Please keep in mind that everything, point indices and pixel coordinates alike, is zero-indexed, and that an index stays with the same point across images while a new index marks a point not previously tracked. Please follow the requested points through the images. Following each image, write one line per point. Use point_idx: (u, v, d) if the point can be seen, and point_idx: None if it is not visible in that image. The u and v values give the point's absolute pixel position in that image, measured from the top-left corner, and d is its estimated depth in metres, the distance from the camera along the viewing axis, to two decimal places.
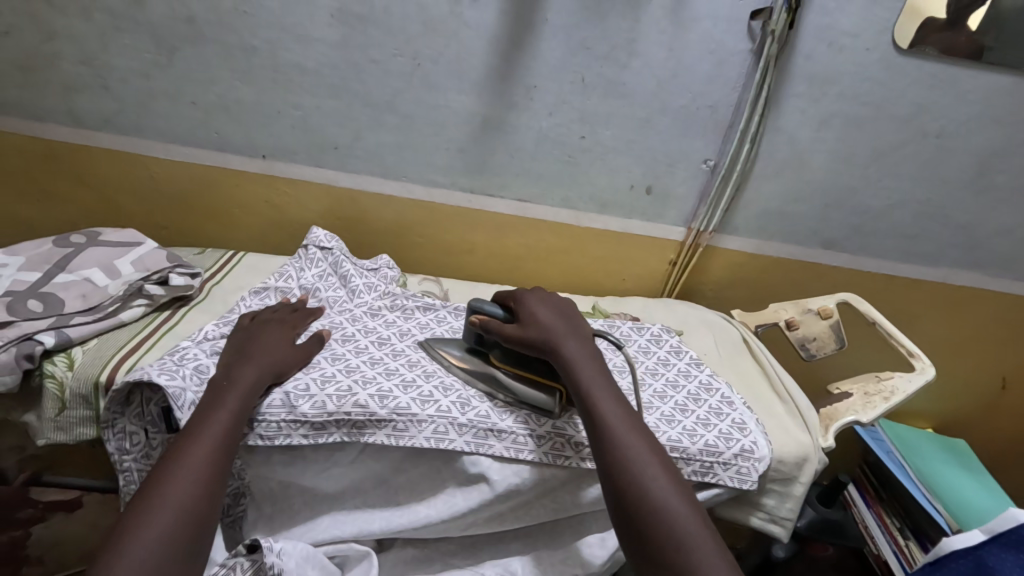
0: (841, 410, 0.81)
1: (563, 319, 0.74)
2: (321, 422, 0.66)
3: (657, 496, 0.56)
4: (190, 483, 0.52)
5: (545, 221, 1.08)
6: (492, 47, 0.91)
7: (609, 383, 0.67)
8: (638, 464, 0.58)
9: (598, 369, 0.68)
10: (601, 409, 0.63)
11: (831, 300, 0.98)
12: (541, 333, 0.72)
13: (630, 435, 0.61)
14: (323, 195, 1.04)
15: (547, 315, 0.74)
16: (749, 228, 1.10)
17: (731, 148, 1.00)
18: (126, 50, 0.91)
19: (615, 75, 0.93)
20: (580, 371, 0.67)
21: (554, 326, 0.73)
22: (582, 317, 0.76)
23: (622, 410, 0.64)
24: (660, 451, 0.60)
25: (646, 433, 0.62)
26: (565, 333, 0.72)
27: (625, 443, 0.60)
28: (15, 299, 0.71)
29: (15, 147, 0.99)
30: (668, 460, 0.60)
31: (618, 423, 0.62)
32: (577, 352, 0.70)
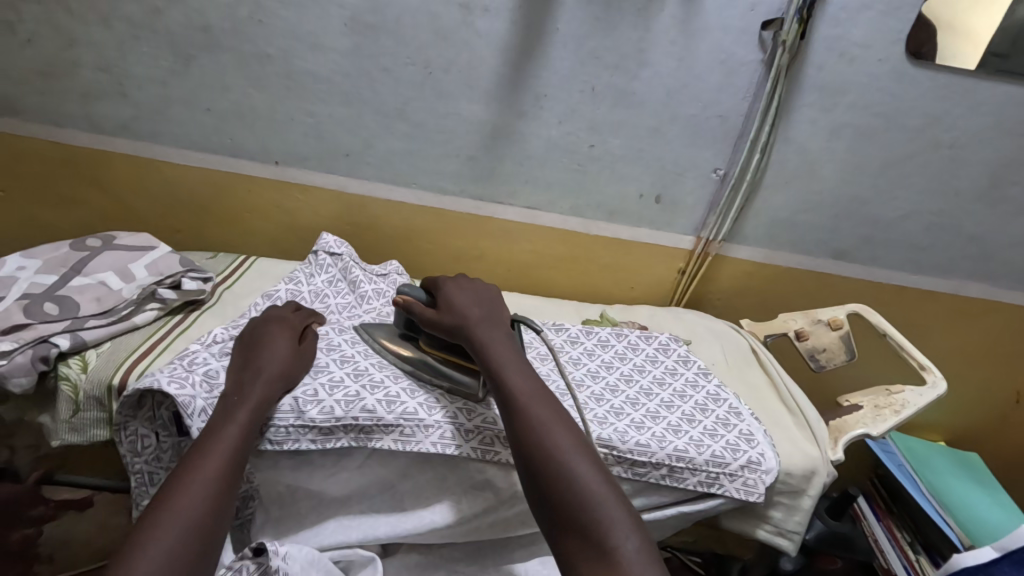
0: (850, 424, 0.80)
1: (480, 304, 0.75)
2: (329, 427, 0.67)
3: (560, 458, 0.56)
4: (199, 499, 0.52)
5: (554, 229, 1.08)
6: (503, 56, 0.91)
7: (519, 358, 0.68)
8: (541, 429, 0.59)
9: (508, 346, 0.69)
10: (508, 383, 0.64)
11: (840, 310, 0.97)
12: (454, 318, 0.72)
13: (535, 404, 0.61)
14: (334, 201, 1.05)
15: (460, 300, 0.75)
16: (759, 238, 1.10)
17: (741, 157, 1.00)
18: (145, 57, 0.93)
19: (625, 85, 0.94)
20: (490, 348, 0.68)
21: (468, 310, 0.73)
22: (499, 302, 0.77)
23: (530, 382, 0.64)
24: (566, 417, 0.61)
25: (554, 403, 0.63)
26: (479, 319, 0.73)
27: (536, 418, 0.60)
28: (31, 303, 0.72)
29: (34, 151, 1.01)
30: (575, 424, 0.61)
31: (524, 394, 0.63)
32: (489, 337, 0.70)
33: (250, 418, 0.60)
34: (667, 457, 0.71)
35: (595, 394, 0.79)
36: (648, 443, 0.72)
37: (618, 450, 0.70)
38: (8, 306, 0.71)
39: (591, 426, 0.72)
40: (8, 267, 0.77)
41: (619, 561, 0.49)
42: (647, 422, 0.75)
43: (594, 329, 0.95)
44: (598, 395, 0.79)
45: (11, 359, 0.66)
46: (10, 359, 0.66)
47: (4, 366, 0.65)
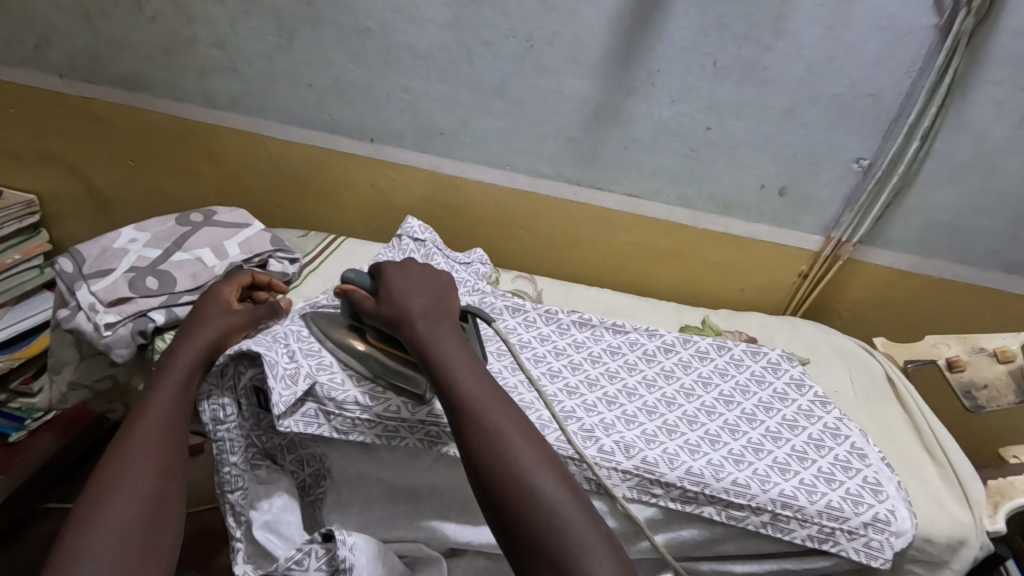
0: (1019, 488, 0.66)
1: (426, 292, 0.66)
2: (395, 425, 0.65)
3: (528, 478, 0.50)
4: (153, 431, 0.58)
5: (657, 219, 0.98)
6: (614, 27, 0.82)
7: (469, 354, 0.60)
8: (502, 444, 0.52)
9: (456, 339, 0.61)
10: (459, 387, 0.56)
11: (1014, 339, 0.79)
12: (396, 313, 0.64)
13: (493, 414, 0.54)
14: (427, 181, 1.02)
15: (403, 288, 0.66)
16: (907, 242, 0.92)
17: (894, 146, 0.83)
18: (253, 33, 0.94)
19: (755, 58, 0.80)
20: (439, 346, 0.60)
21: (411, 301, 0.64)
22: (448, 288, 0.68)
23: (485, 385, 0.57)
24: (530, 428, 0.55)
25: (509, 404, 0.57)
26: (421, 310, 0.64)
27: (487, 416, 0.54)
28: (136, 275, 0.77)
29: (157, 125, 1.07)
30: (539, 435, 0.55)
31: (477, 397, 0.56)
32: (432, 330, 0.62)
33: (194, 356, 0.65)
34: (770, 501, 0.62)
35: (688, 415, 0.71)
36: (748, 483, 0.63)
37: (711, 488, 0.62)
38: (116, 278, 0.76)
39: (680, 456, 0.65)
40: (123, 238, 0.83)
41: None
42: (747, 456, 0.66)
43: (693, 337, 0.84)
44: (690, 416, 0.71)
45: (115, 330, 0.72)
46: (114, 331, 0.72)
47: (108, 337, 0.72)
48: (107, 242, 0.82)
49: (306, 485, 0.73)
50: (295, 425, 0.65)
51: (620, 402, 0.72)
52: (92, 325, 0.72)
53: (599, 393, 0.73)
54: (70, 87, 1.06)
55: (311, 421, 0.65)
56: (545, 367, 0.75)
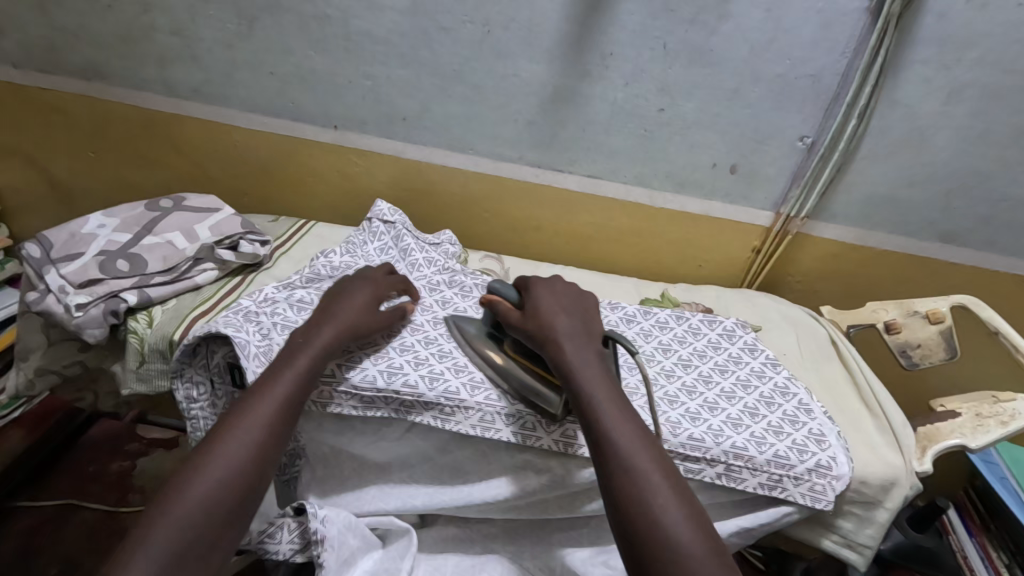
0: (944, 432, 0.72)
1: (571, 316, 0.68)
2: (370, 397, 0.68)
3: (668, 527, 0.50)
4: (244, 446, 0.55)
5: (616, 199, 1.02)
6: (568, 12, 0.85)
7: (617, 390, 0.61)
8: (656, 506, 0.51)
9: (603, 373, 0.62)
10: (607, 421, 0.57)
11: (944, 301, 0.85)
12: (542, 332, 0.66)
13: (648, 466, 0.54)
14: (391, 166, 1.04)
15: (548, 308, 0.68)
16: (849, 215, 0.98)
17: (833, 124, 0.88)
18: (212, 20, 0.94)
19: (702, 41, 0.84)
20: (589, 381, 0.60)
21: (555, 323, 0.66)
22: (589, 310, 0.71)
23: (639, 438, 0.56)
24: (686, 494, 0.53)
25: (669, 465, 0.55)
26: (565, 332, 0.66)
27: (641, 473, 0.53)
28: (106, 259, 0.79)
29: (118, 114, 1.06)
30: (697, 504, 0.53)
31: (632, 449, 0.55)
32: (578, 355, 0.63)
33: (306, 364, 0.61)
34: (722, 453, 0.66)
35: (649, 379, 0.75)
36: (703, 437, 0.67)
37: (668, 444, 0.66)
38: (86, 261, 0.78)
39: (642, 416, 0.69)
40: (91, 225, 0.84)
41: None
42: (703, 414, 0.70)
43: (654, 310, 0.89)
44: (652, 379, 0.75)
45: (87, 311, 0.73)
46: (85, 312, 0.73)
47: (80, 318, 0.73)
48: (75, 228, 0.83)
49: (283, 464, 0.75)
50: None
51: None
52: (63, 307, 0.73)
53: None
54: (26, 78, 1.05)
55: None
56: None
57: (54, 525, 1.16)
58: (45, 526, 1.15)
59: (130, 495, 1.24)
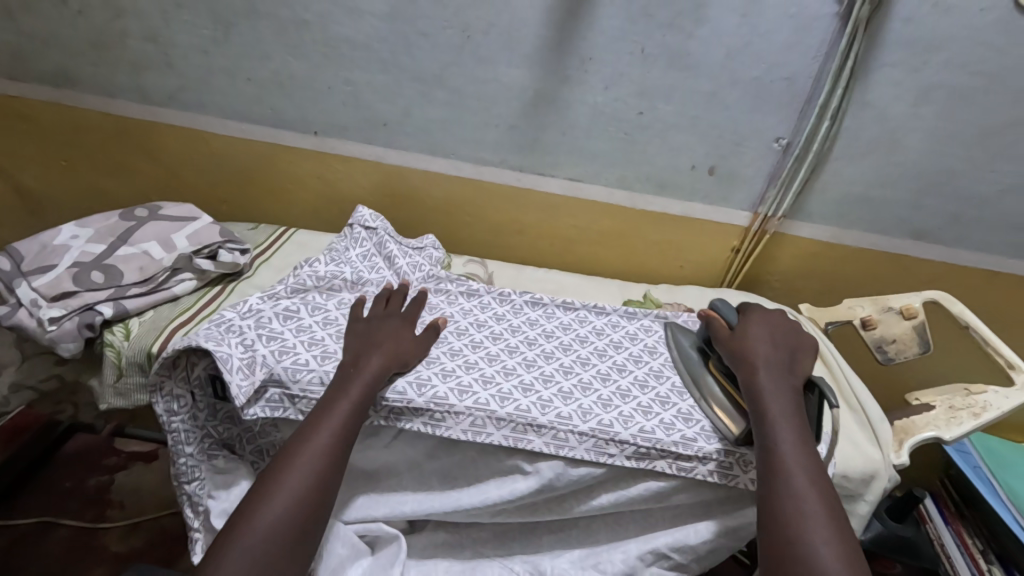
0: (919, 425, 0.74)
1: (775, 346, 0.71)
2: None
3: (818, 552, 0.53)
4: (309, 476, 0.58)
5: (598, 202, 1.03)
6: (547, 17, 0.85)
7: (801, 424, 0.63)
8: (806, 530, 0.54)
9: (789, 404, 0.64)
10: (783, 450, 0.60)
11: (917, 297, 0.89)
12: (741, 354, 0.70)
13: (805, 493, 0.57)
14: (372, 172, 1.04)
15: (756, 334, 0.72)
16: (825, 214, 1.00)
17: (808, 126, 0.90)
18: (188, 26, 0.93)
19: (679, 45, 0.86)
20: (771, 405, 0.63)
21: (757, 349, 0.70)
22: (799, 349, 0.72)
23: (809, 468, 0.59)
24: (841, 527, 0.55)
25: (830, 498, 0.57)
26: (766, 360, 0.69)
27: (799, 497, 0.56)
28: (81, 271, 0.78)
29: (89, 122, 1.04)
30: (852, 541, 0.55)
31: (797, 474, 0.58)
32: (772, 384, 0.66)
33: (360, 395, 0.64)
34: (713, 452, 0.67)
35: (639, 380, 0.77)
36: (695, 437, 0.68)
37: (661, 443, 0.67)
38: (59, 274, 0.77)
39: (635, 417, 0.70)
40: (63, 236, 0.84)
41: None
42: (695, 414, 0.72)
43: (637, 313, 0.91)
44: (642, 380, 0.77)
45: (60, 325, 0.73)
46: (59, 326, 0.73)
47: (54, 332, 0.72)
48: (46, 239, 0.82)
49: None
50: (261, 411, 0.67)
51: (575, 371, 0.77)
52: (36, 321, 0.73)
53: (555, 364, 0.77)
54: None
55: (276, 406, 0.68)
56: (503, 344, 0.80)
57: (27, 545, 1.12)
58: (18, 546, 1.12)
59: (107, 511, 1.21)
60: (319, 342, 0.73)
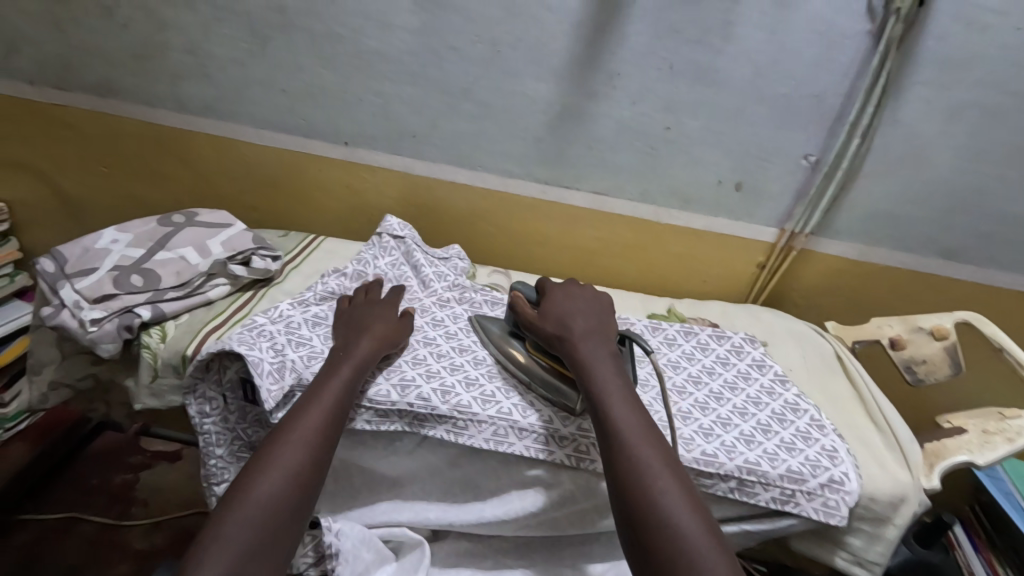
0: (950, 449, 0.73)
1: (587, 314, 0.73)
2: (385, 410, 0.69)
3: (664, 497, 0.55)
4: (301, 450, 0.59)
5: (623, 215, 1.03)
6: (575, 33, 0.86)
7: (621, 381, 0.65)
8: (652, 479, 0.56)
9: (614, 365, 0.67)
10: (616, 407, 0.62)
11: (948, 318, 0.87)
12: (557, 329, 0.71)
13: (643, 444, 0.59)
14: (401, 181, 1.05)
15: (564, 310, 0.73)
16: (852, 231, 0.99)
17: (837, 143, 0.90)
18: (225, 39, 0.96)
19: (707, 62, 0.86)
20: (598, 366, 0.66)
21: (574, 323, 0.71)
22: (605, 314, 0.75)
23: (639, 420, 0.61)
24: (679, 473, 0.58)
25: (663, 444, 0.60)
26: (582, 331, 0.71)
27: (640, 448, 0.58)
28: (121, 274, 0.81)
29: (130, 130, 1.08)
30: (691, 484, 0.57)
31: (634, 430, 0.60)
32: (592, 350, 0.68)
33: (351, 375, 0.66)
34: (736, 469, 0.68)
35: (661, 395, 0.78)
36: (716, 453, 0.70)
37: (682, 458, 0.69)
38: (101, 277, 0.80)
39: None
40: (104, 240, 0.87)
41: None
42: (716, 430, 0.73)
43: (663, 326, 0.92)
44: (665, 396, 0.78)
45: (101, 326, 0.75)
46: (99, 327, 0.75)
47: (95, 333, 0.75)
48: (88, 243, 0.86)
49: None
50: None
51: None
52: (78, 321, 0.76)
53: None
54: (40, 94, 1.06)
55: None
56: None
57: (55, 538, 1.16)
58: (47, 539, 1.15)
59: (132, 509, 1.24)
60: None
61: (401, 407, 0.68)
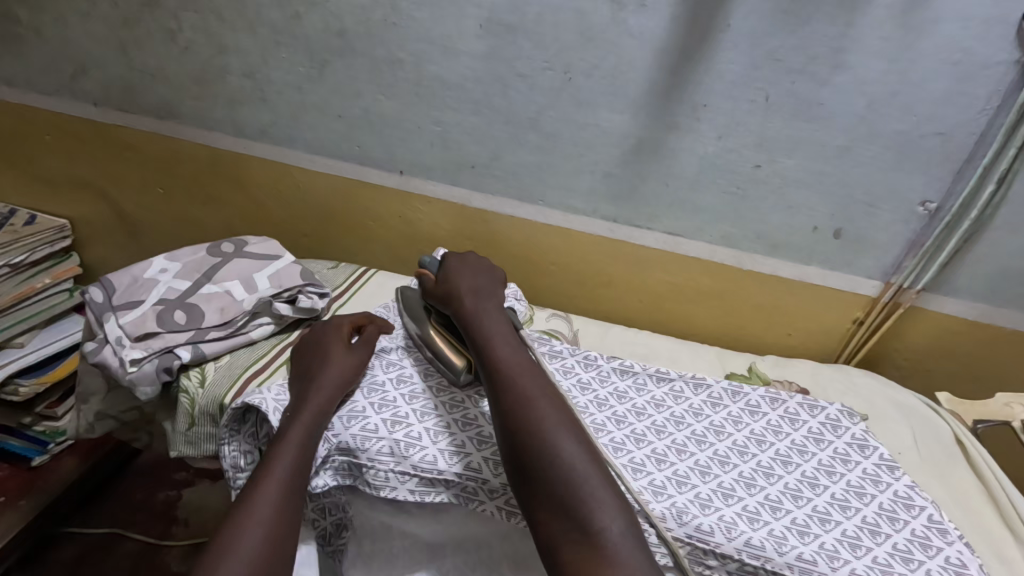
0: None
1: (476, 277, 0.76)
2: (431, 478, 0.62)
3: (541, 421, 0.57)
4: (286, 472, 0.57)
5: (698, 259, 0.92)
6: (658, 59, 0.77)
7: (506, 325, 0.69)
8: (531, 404, 0.58)
9: (500, 315, 0.71)
10: (495, 346, 0.65)
11: None
12: (449, 291, 0.74)
13: (523, 377, 0.62)
14: (457, 214, 0.99)
15: (458, 275, 0.76)
16: (974, 288, 0.85)
17: (964, 189, 0.77)
18: (284, 63, 0.92)
19: (811, 94, 0.75)
20: (483, 314, 0.70)
21: (460, 282, 0.75)
22: (495, 276, 0.79)
23: (519, 357, 0.65)
24: (558, 400, 0.60)
25: (540, 375, 0.63)
26: (471, 291, 0.74)
27: (517, 381, 0.61)
28: (165, 309, 0.78)
29: (188, 153, 1.06)
30: (568, 409, 0.60)
31: (512, 365, 0.63)
32: (477, 305, 0.71)
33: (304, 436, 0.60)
34: None
35: (745, 477, 0.67)
36: (816, 559, 0.58)
37: (772, 563, 0.58)
38: (145, 311, 0.77)
39: (738, 525, 0.60)
40: (153, 269, 0.84)
41: (609, 546, 0.49)
42: (812, 526, 0.62)
43: (744, 388, 0.80)
44: (748, 477, 0.67)
45: (141, 367, 0.72)
46: (139, 367, 0.72)
47: (134, 374, 0.72)
48: (137, 272, 0.83)
49: (327, 534, 0.69)
50: (329, 480, 0.63)
51: (670, 460, 0.67)
52: (118, 360, 0.73)
53: (647, 450, 0.68)
54: (104, 115, 1.06)
55: (346, 474, 0.64)
56: (609, 412, 0.73)
57: (99, 553, 1.14)
58: (91, 554, 1.14)
59: (172, 529, 1.21)
60: (389, 404, 0.67)
61: (447, 476, 0.62)
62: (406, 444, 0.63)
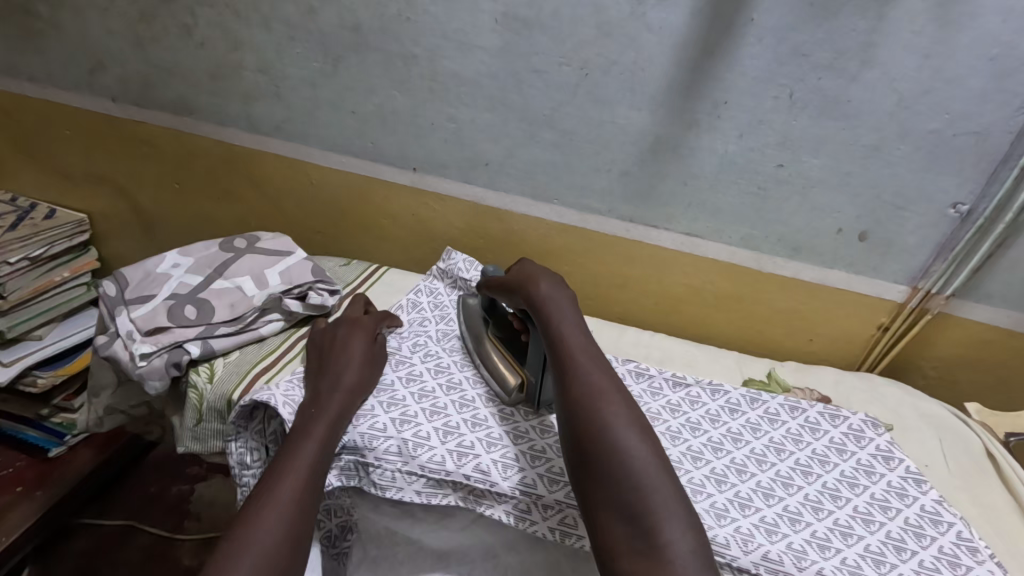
0: None
1: (550, 264, 0.70)
2: (438, 479, 0.61)
3: (613, 423, 0.53)
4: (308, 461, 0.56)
5: (717, 261, 0.90)
6: (678, 55, 0.75)
7: (579, 317, 0.63)
8: (603, 403, 0.54)
9: (573, 303, 0.65)
10: (567, 337, 0.60)
11: None
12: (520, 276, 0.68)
13: (594, 371, 0.57)
14: (471, 213, 0.97)
15: (531, 262, 0.70)
16: (1008, 296, 0.81)
17: (998, 190, 0.73)
18: (299, 59, 0.91)
19: (838, 91, 0.72)
20: (557, 303, 0.64)
21: (532, 267, 0.69)
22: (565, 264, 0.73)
23: (590, 350, 0.60)
24: (630, 400, 0.56)
25: (610, 370, 0.59)
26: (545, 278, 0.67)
27: (588, 375, 0.57)
28: (175, 303, 0.78)
29: (203, 148, 1.06)
30: (641, 410, 0.56)
31: (582, 359, 0.58)
32: (551, 291, 0.65)
33: (324, 437, 0.59)
34: None
35: (762, 487, 0.64)
36: None
37: None
38: (156, 306, 0.77)
39: (755, 537, 0.58)
40: (166, 263, 0.84)
41: (673, 559, 0.46)
42: (834, 541, 0.59)
43: (763, 396, 0.77)
44: (766, 487, 0.64)
45: (150, 361, 0.72)
46: (149, 362, 0.72)
47: (142, 368, 0.72)
48: (151, 266, 0.83)
49: (332, 536, 0.68)
50: (334, 479, 0.62)
51: (684, 468, 0.65)
52: (128, 354, 0.73)
53: None
54: (122, 111, 1.06)
55: (351, 474, 0.62)
56: None
57: (113, 546, 1.15)
58: (104, 547, 1.15)
59: (185, 523, 1.21)
60: (399, 403, 0.66)
61: (455, 478, 0.60)
62: (414, 443, 0.62)
